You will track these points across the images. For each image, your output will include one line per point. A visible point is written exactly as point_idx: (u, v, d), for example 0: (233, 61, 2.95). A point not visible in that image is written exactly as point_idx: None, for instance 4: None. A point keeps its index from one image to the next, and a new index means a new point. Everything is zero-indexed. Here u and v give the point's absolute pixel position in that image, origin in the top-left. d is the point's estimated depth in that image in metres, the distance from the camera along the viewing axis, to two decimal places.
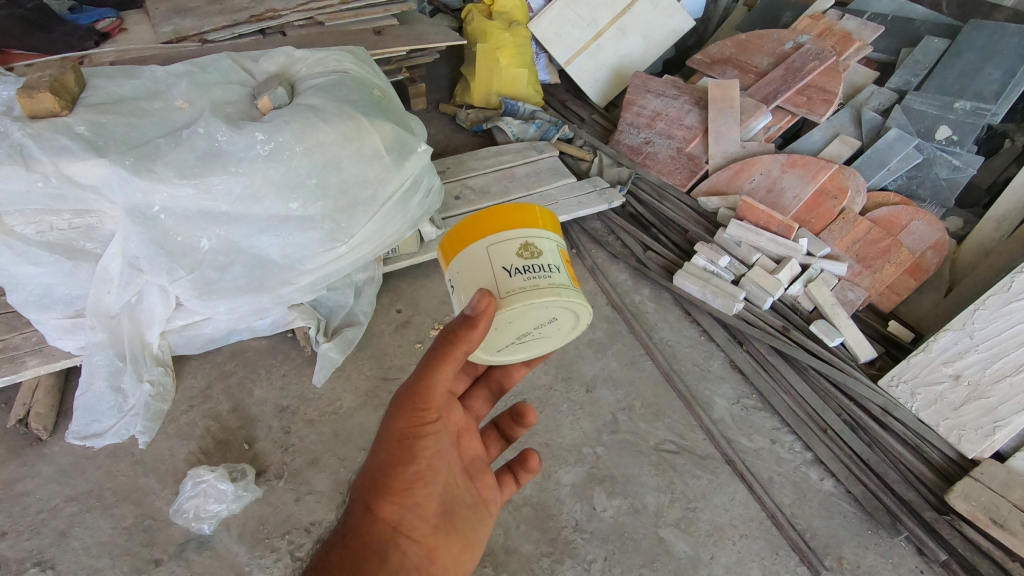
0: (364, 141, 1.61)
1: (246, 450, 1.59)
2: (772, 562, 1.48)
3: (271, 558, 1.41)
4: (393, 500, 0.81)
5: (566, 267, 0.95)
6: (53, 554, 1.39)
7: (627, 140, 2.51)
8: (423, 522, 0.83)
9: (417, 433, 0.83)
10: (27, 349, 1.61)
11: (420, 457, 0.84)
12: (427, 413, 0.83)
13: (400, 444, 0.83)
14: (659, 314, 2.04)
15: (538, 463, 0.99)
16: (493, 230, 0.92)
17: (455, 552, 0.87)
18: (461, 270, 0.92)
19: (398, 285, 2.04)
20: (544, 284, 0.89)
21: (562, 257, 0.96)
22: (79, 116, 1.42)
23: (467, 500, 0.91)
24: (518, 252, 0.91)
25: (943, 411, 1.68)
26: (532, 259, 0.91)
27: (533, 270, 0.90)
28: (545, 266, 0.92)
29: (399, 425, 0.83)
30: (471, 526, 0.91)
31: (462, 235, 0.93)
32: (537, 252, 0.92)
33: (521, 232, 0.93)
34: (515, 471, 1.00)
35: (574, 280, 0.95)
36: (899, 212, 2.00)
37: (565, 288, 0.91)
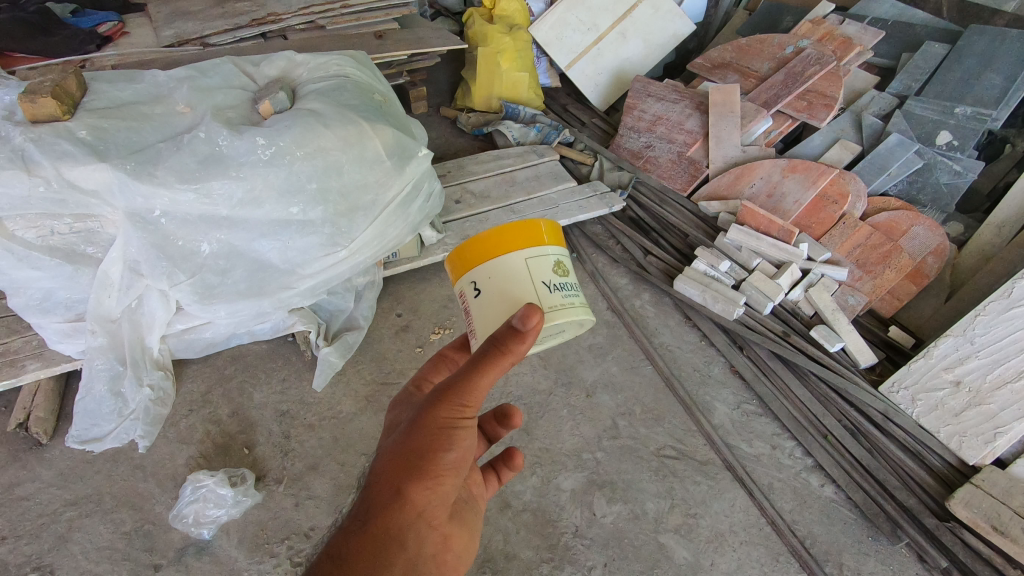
0: (364, 145, 1.61)
1: (246, 455, 1.59)
2: (773, 569, 1.47)
3: (269, 564, 1.41)
4: (426, 486, 0.69)
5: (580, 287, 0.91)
6: (52, 559, 1.38)
7: (627, 144, 2.52)
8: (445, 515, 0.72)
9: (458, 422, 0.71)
10: (27, 352, 1.61)
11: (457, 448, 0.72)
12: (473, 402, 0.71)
13: (439, 433, 0.70)
14: (660, 319, 2.04)
15: (522, 462, 0.93)
16: (530, 241, 0.83)
17: (468, 546, 0.76)
18: (494, 279, 0.81)
19: (398, 289, 2.04)
20: (577, 304, 0.84)
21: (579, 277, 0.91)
22: (81, 121, 1.43)
23: (469, 494, 0.81)
24: (554, 269, 0.84)
25: (944, 416, 1.67)
26: (565, 276, 0.85)
27: (568, 288, 0.83)
28: (574, 284, 0.86)
29: (441, 413, 0.71)
30: (478, 518, 0.81)
31: (495, 242, 0.81)
32: (567, 270, 0.86)
33: (554, 249, 0.85)
34: (498, 469, 0.94)
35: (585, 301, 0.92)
36: (900, 217, 2.00)
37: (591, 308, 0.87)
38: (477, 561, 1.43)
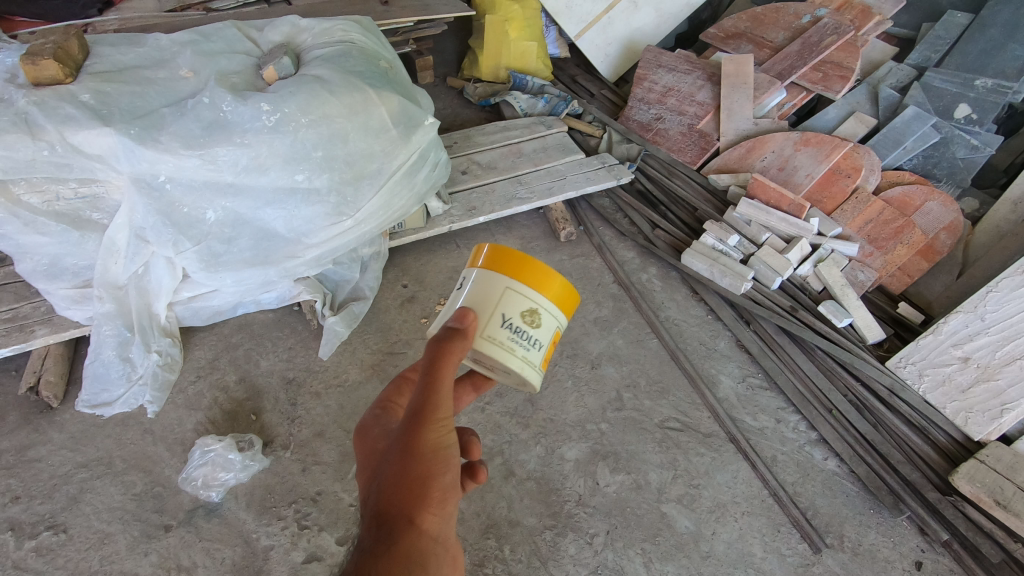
0: (370, 113, 1.58)
1: (253, 421, 1.61)
2: (773, 539, 1.49)
3: (277, 526, 1.44)
4: (433, 512, 0.69)
5: (548, 347, 0.88)
6: (65, 519, 1.41)
7: (637, 116, 2.47)
8: (453, 537, 0.72)
9: (441, 440, 0.73)
10: (37, 318, 1.62)
11: (450, 463, 0.73)
12: (447, 408, 0.74)
13: (425, 450, 0.72)
14: (667, 293, 2.02)
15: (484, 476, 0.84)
16: (529, 282, 0.85)
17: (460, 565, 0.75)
18: (476, 284, 0.86)
19: (404, 260, 2.03)
20: (518, 355, 0.84)
21: (552, 340, 0.89)
22: (83, 84, 1.40)
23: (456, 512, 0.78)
24: (528, 317, 0.85)
25: (951, 392, 1.67)
26: (532, 327, 0.85)
27: (515, 340, 0.83)
28: (533, 339, 0.85)
29: (428, 436, 0.72)
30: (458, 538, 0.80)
31: (501, 260, 0.85)
32: (537, 323, 0.85)
33: (540, 297, 0.85)
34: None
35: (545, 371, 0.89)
36: (914, 191, 1.96)
37: (532, 368, 0.86)
38: (481, 527, 1.45)
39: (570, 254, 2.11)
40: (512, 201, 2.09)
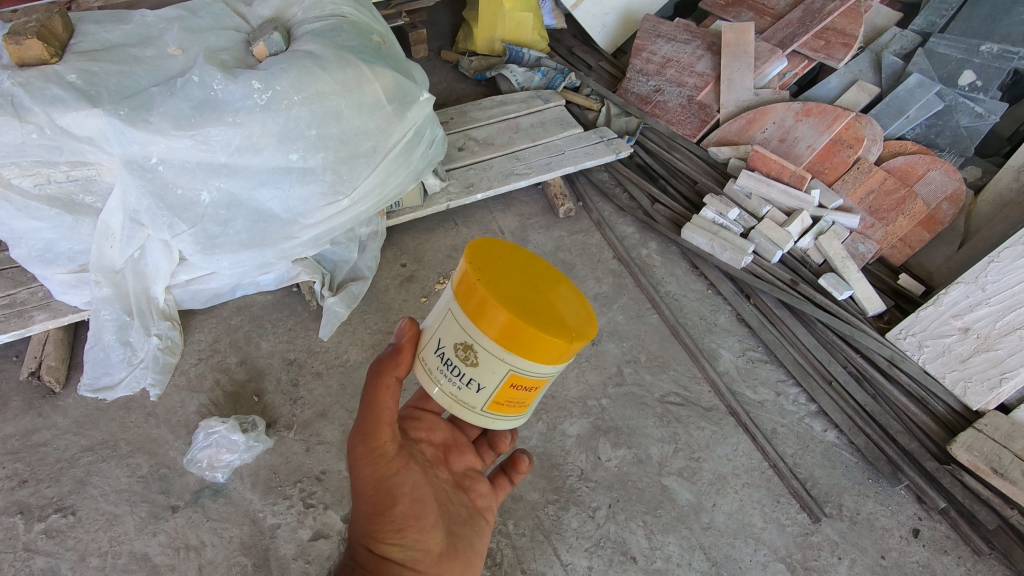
0: (363, 89, 1.55)
1: (255, 403, 1.62)
2: (773, 509, 1.51)
3: (283, 505, 1.46)
4: (391, 542, 0.85)
5: (493, 391, 0.79)
6: (73, 501, 1.43)
7: (635, 88, 2.42)
8: (428, 555, 0.86)
9: (386, 475, 0.85)
10: (35, 303, 1.61)
11: (399, 497, 0.85)
12: (381, 447, 0.85)
13: (372, 488, 0.85)
14: (667, 268, 2.01)
15: (527, 465, 1.02)
16: (471, 320, 0.75)
17: (458, 574, 0.89)
18: (442, 298, 0.82)
19: (402, 239, 2.02)
20: (446, 387, 0.82)
21: (500, 383, 0.78)
22: (69, 64, 1.36)
23: (461, 516, 0.93)
24: (462, 353, 0.78)
25: (951, 362, 1.68)
26: (465, 364, 0.78)
27: (445, 369, 0.81)
28: (467, 378, 0.79)
29: (372, 480, 0.85)
30: (472, 543, 0.93)
31: (461, 284, 0.76)
32: (472, 363, 0.78)
33: (475, 336, 0.76)
34: (510, 474, 1.04)
35: (496, 409, 0.82)
36: (916, 161, 1.94)
37: (463, 403, 0.82)
38: None
39: (569, 230, 2.09)
40: (510, 177, 2.07)
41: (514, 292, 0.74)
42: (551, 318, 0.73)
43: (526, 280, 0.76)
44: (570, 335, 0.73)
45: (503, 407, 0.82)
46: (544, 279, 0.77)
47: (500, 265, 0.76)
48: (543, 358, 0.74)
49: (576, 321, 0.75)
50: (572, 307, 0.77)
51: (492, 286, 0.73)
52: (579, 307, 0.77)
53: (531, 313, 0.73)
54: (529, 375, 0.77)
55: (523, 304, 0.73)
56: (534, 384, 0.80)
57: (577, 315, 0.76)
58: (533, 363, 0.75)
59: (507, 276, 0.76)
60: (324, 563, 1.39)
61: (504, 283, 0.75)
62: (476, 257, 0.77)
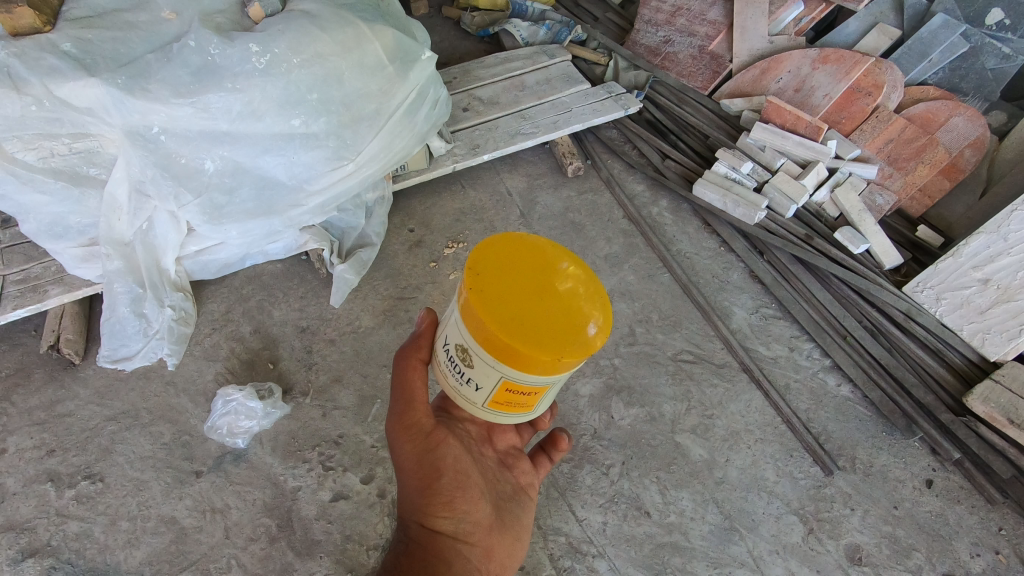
0: (364, 49, 1.51)
1: (271, 370, 1.64)
2: (786, 463, 1.52)
3: (303, 468, 1.49)
4: (441, 515, 0.91)
5: (490, 394, 0.80)
6: (101, 469, 1.47)
7: (644, 40, 2.33)
8: (479, 526, 0.93)
9: (429, 450, 0.92)
10: (48, 278, 1.62)
11: (444, 469, 0.92)
12: (417, 424, 0.93)
13: (418, 463, 0.93)
14: (678, 226, 1.98)
15: (568, 443, 1.10)
16: (466, 327, 0.76)
17: (507, 542, 0.97)
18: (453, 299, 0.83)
19: (409, 204, 1.99)
20: (450, 380, 0.85)
21: (496, 387, 0.79)
22: (63, 33, 1.32)
23: (507, 492, 1.01)
24: (460, 352, 0.80)
25: (969, 314, 1.66)
26: (463, 364, 0.80)
27: (449, 365, 0.83)
28: (466, 377, 0.81)
29: (416, 458, 0.92)
30: (518, 515, 1.01)
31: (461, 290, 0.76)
32: (469, 364, 0.79)
33: (469, 340, 0.76)
34: (549, 452, 1.11)
35: (496, 409, 0.83)
36: (938, 107, 1.87)
37: (466, 398, 0.84)
38: None
39: (579, 190, 2.06)
40: (516, 136, 2.02)
41: (507, 302, 0.72)
42: (543, 330, 0.71)
43: (529, 280, 0.74)
44: (558, 352, 0.70)
45: (503, 407, 0.83)
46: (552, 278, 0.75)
47: (503, 264, 0.75)
48: (532, 369, 0.73)
49: (574, 331, 0.72)
50: (578, 312, 0.73)
51: (484, 291, 0.73)
52: (586, 311, 0.74)
53: (519, 323, 0.71)
54: (522, 383, 0.76)
55: (513, 318, 0.71)
56: (531, 391, 0.78)
57: (577, 327, 0.72)
58: (523, 373, 0.74)
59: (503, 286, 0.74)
60: (346, 522, 1.43)
61: (499, 286, 0.73)
62: (477, 264, 0.75)
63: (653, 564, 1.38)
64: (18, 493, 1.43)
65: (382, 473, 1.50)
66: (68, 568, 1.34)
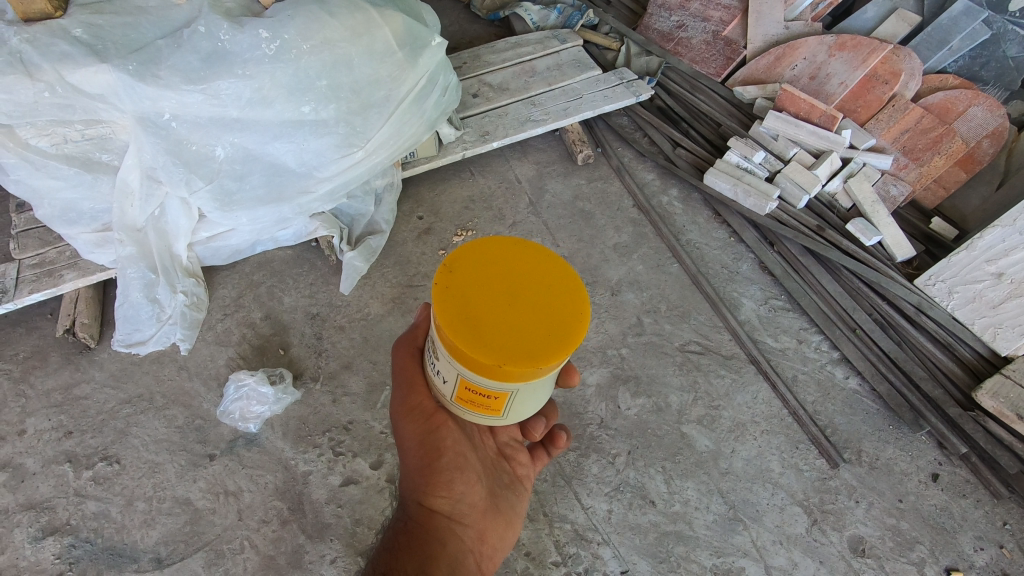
0: (373, 35, 1.50)
1: (282, 356, 1.66)
2: (791, 455, 1.53)
3: (313, 453, 1.52)
4: (438, 494, 0.95)
5: (453, 388, 0.84)
6: (117, 451, 1.50)
7: (657, 25, 2.29)
8: (473, 508, 0.98)
9: (430, 431, 0.94)
10: (63, 263, 1.65)
11: (444, 450, 0.95)
12: (421, 406, 0.94)
13: (420, 443, 0.96)
14: (688, 216, 1.97)
15: (565, 442, 1.11)
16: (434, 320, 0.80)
17: (500, 527, 1.01)
18: None
19: (418, 191, 1.99)
20: (429, 368, 0.89)
21: (457, 382, 0.82)
22: (74, 18, 1.32)
23: (504, 481, 1.05)
24: (433, 341, 0.84)
25: (981, 308, 1.65)
26: (434, 354, 0.84)
27: (429, 353, 0.88)
28: (436, 366, 0.85)
29: (418, 437, 0.95)
30: (512, 503, 1.05)
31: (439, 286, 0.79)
32: (436, 354, 0.83)
33: (436, 333, 0.80)
34: (547, 447, 1.14)
35: (462, 404, 0.86)
36: (957, 96, 1.84)
37: (441, 388, 0.88)
38: None
39: (588, 178, 2.04)
40: (526, 124, 2.01)
41: (470, 307, 0.75)
42: (499, 337, 0.73)
43: (494, 291, 0.76)
44: (503, 362, 0.72)
45: (467, 404, 0.86)
46: (528, 286, 0.77)
47: (484, 266, 0.78)
48: (485, 373, 0.75)
49: (531, 345, 0.73)
50: (544, 326, 0.74)
51: (452, 288, 0.76)
52: (553, 331, 0.74)
53: (474, 327, 0.74)
54: (480, 384, 0.79)
55: (470, 322, 0.74)
56: (489, 394, 0.81)
57: (532, 344, 0.73)
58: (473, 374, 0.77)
59: (471, 293, 0.76)
60: (356, 507, 1.46)
61: (470, 286, 0.77)
62: (454, 267, 0.78)
63: (657, 553, 1.40)
64: (38, 473, 1.47)
65: (391, 459, 1.52)
66: (88, 547, 1.38)
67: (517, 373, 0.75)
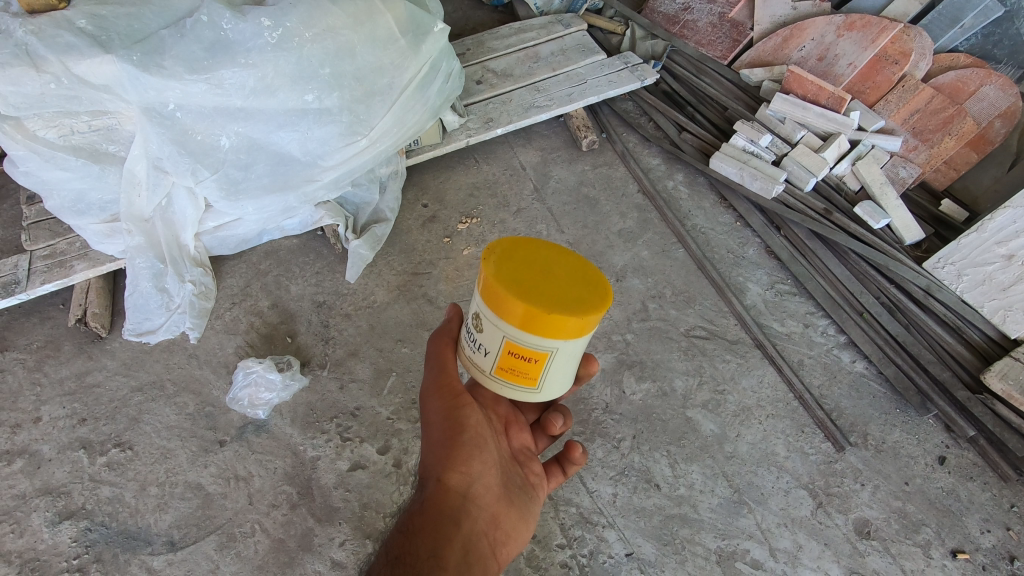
0: (375, 22, 1.49)
1: (289, 343, 1.68)
2: (797, 439, 1.53)
3: (321, 439, 1.54)
4: (457, 472, 0.96)
5: (497, 358, 0.87)
6: (130, 437, 1.53)
7: (662, 8, 2.26)
8: (488, 491, 0.97)
9: (455, 408, 0.99)
10: (74, 253, 1.67)
11: (466, 427, 0.98)
12: (450, 385, 1.00)
13: (444, 420, 0.99)
14: (693, 201, 1.95)
15: (581, 454, 1.08)
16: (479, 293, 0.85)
17: (513, 518, 1.00)
18: None
19: (422, 179, 1.99)
20: (467, 348, 0.93)
21: (501, 350, 0.86)
22: (79, 10, 1.32)
23: (519, 481, 1.05)
24: (474, 319, 0.88)
25: (990, 291, 1.64)
26: (477, 330, 0.88)
27: (467, 334, 0.92)
28: (478, 343, 0.89)
29: (443, 413, 0.99)
30: (526, 501, 1.04)
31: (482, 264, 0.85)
32: (480, 327, 0.87)
33: (480, 303, 0.85)
34: (561, 464, 1.13)
35: (502, 378, 0.89)
36: (969, 76, 1.80)
37: (478, 365, 0.91)
38: None
39: (593, 164, 2.03)
40: (530, 110, 2.00)
41: (517, 272, 0.81)
42: (546, 291, 0.80)
43: (535, 260, 0.83)
44: (553, 309, 0.78)
45: (509, 376, 0.88)
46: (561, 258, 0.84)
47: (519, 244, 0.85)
48: (533, 328, 0.80)
49: (574, 297, 0.80)
50: (579, 285, 0.82)
51: (497, 259, 0.83)
52: (587, 289, 0.81)
53: (523, 283, 0.80)
54: (524, 345, 0.83)
55: (519, 283, 0.80)
56: (532, 357, 0.84)
57: (574, 296, 0.80)
58: (529, 336, 0.81)
59: (515, 263, 0.82)
60: (364, 491, 1.48)
61: (512, 257, 0.83)
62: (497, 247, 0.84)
63: (662, 535, 1.41)
64: (53, 459, 1.50)
65: (398, 444, 1.54)
66: (103, 530, 1.41)
67: (573, 328, 0.81)
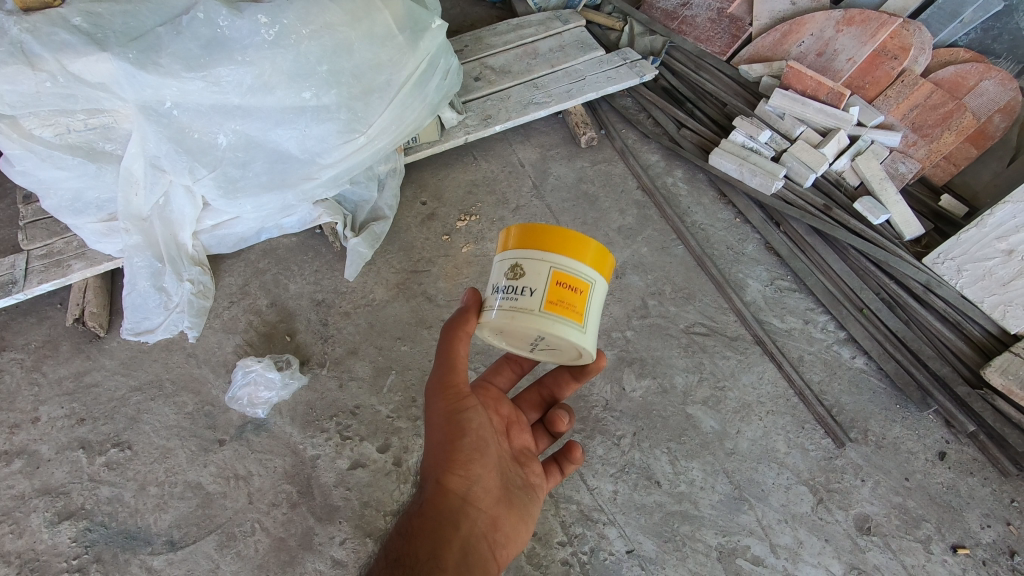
0: (373, 18, 1.48)
1: (289, 342, 1.67)
2: (797, 435, 1.53)
3: (321, 437, 1.53)
4: (457, 475, 0.95)
5: (547, 292, 0.92)
6: (129, 436, 1.52)
7: (661, 4, 2.26)
8: (488, 494, 0.97)
9: (457, 410, 0.98)
10: (71, 253, 1.66)
11: (468, 430, 0.98)
12: (455, 387, 0.98)
13: (445, 422, 0.98)
14: (693, 197, 1.95)
15: (581, 455, 1.12)
16: (517, 245, 0.96)
17: (513, 521, 1.00)
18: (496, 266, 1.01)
19: (421, 176, 1.99)
20: (506, 306, 0.94)
21: (550, 281, 0.92)
22: (74, 7, 1.30)
23: (519, 482, 1.05)
24: (514, 272, 0.94)
25: (991, 286, 1.64)
26: (520, 277, 0.93)
27: (504, 293, 0.95)
28: (523, 289, 0.93)
29: (445, 415, 0.98)
30: (526, 503, 1.04)
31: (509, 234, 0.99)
32: (523, 273, 0.93)
33: (518, 252, 0.95)
34: (561, 464, 1.14)
35: (553, 313, 0.92)
36: (968, 71, 1.79)
37: (525, 312, 0.92)
38: None
39: (592, 161, 2.03)
40: (529, 107, 1.99)
41: None
42: None
43: None
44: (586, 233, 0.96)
45: (559, 312, 0.92)
46: None
47: None
48: (575, 249, 0.94)
49: None
50: None
51: None
52: None
53: None
54: (570, 271, 0.93)
55: None
56: (576, 285, 0.93)
57: None
58: (576, 257, 0.94)
59: None
60: (364, 489, 1.48)
61: None
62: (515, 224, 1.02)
63: (663, 532, 1.41)
64: (52, 459, 1.49)
65: (397, 443, 1.54)
66: (102, 530, 1.41)
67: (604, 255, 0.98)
